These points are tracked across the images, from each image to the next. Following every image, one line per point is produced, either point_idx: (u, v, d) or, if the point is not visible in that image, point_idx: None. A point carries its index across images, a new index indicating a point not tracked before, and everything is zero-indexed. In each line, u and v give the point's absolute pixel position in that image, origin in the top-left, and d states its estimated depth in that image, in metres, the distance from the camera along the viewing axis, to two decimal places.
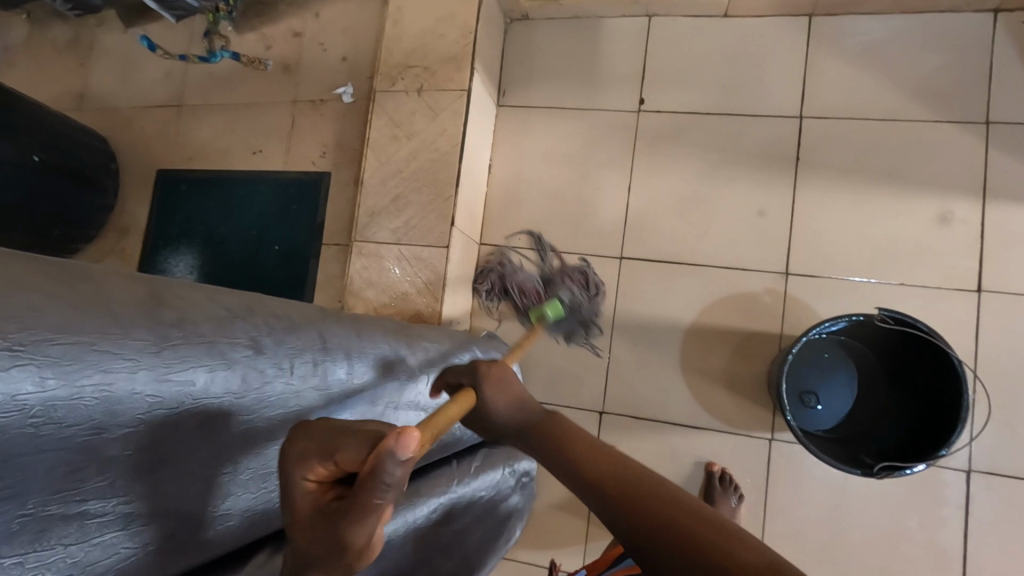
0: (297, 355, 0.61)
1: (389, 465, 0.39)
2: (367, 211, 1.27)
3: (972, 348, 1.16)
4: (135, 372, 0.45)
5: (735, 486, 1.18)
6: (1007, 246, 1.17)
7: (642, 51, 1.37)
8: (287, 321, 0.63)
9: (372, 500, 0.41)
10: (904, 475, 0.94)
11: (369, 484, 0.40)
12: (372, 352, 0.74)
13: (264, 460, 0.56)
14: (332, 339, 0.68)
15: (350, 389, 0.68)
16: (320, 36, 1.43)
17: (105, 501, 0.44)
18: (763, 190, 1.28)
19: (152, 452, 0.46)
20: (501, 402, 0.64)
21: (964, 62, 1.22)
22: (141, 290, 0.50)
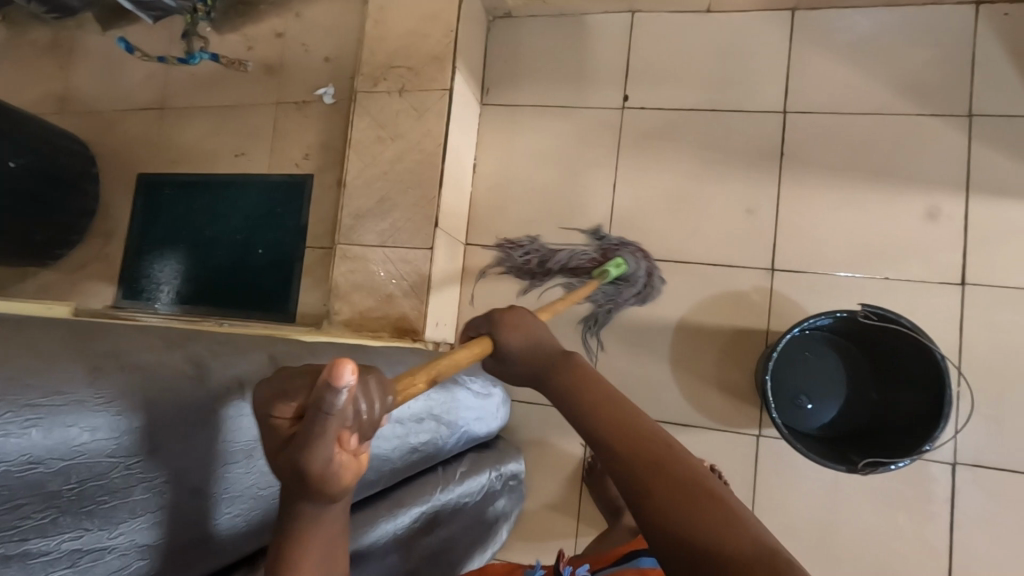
0: (243, 379, 0.62)
1: (327, 393, 0.38)
2: (352, 214, 1.26)
3: (956, 342, 1.16)
4: (68, 402, 0.45)
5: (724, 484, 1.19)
6: (991, 240, 1.17)
7: (627, 47, 1.37)
8: (232, 347, 0.65)
9: (322, 427, 0.39)
10: (888, 471, 0.95)
11: (315, 413, 0.39)
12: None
13: (221, 485, 0.57)
14: (282, 361, 0.69)
15: None
16: (302, 36, 1.41)
17: (48, 540, 0.44)
18: (749, 187, 1.28)
19: (96, 483, 0.47)
20: (517, 348, 0.64)
21: (948, 56, 1.22)
22: (66, 330, 0.52)
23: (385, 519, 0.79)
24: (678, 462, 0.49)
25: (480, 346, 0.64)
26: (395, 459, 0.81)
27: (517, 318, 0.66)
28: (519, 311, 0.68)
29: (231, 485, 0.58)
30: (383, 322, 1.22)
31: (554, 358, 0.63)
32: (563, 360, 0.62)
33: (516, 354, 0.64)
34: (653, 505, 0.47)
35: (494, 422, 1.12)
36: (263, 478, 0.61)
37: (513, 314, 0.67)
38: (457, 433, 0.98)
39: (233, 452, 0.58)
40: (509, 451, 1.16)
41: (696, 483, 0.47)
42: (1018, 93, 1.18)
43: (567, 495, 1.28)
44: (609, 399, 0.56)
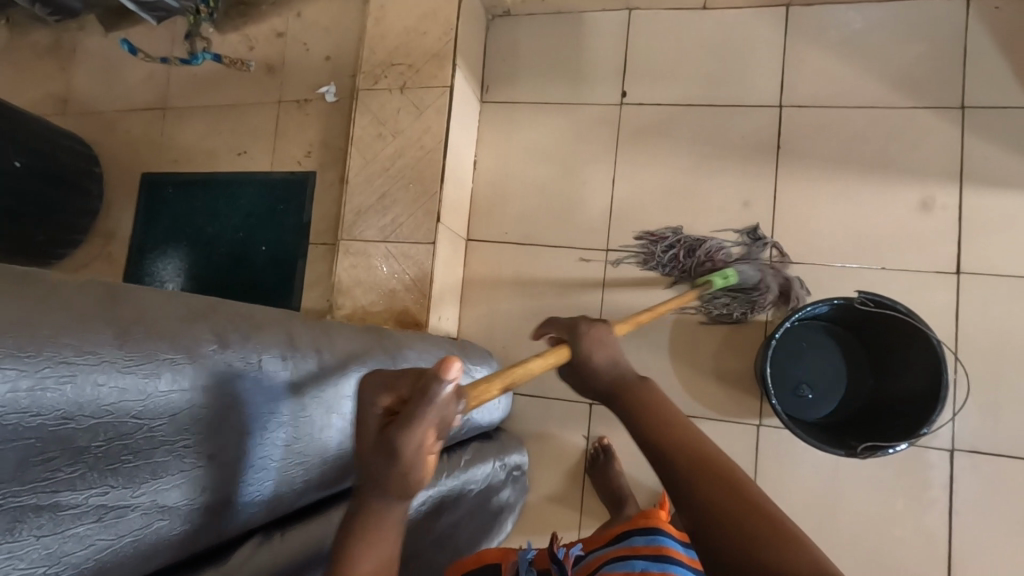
0: (265, 351, 0.61)
1: (435, 383, 0.51)
2: (354, 210, 1.27)
3: (952, 330, 1.18)
4: (99, 363, 0.45)
5: None
6: (985, 230, 1.19)
7: (624, 44, 1.39)
8: (254, 322, 0.63)
9: (423, 416, 0.51)
10: (886, 455, 0.96)
11: (417, 402, 0.51)
12: (344, 349, 0.74)
13: (240, 455, 0.57)
14: (299, 338, 0.67)
15: (326, 379, 0.68)
16: (303, 36, 1.43)
17: (77, 493, 0.45)
18: (747, 181, 1.30)
19: (122, 443, 0.47)
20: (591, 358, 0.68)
21: (940, 50, 1.24)
22: (97, 289, 0.51)
23: None
24: (739, 484, 0.51)
25: (559, 354, 0.69)
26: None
27: (600, 336, 0.70)
28: (605, 328, 0.71)
29: (249, 455, 0.58)
30: (385, 316, 1.23)
31: (628, 377, 0.65)
32: (640, 381, 0.64)
33: (591, 367, 0.68)
34: (708, 518, 0.50)
35: (496, 411, 1.14)
36: (279, 450, 0.61)
37: (600, 330, 0.70)
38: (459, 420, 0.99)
39: (252, 424, 0.58)
40: (511, 442, 1.18)
41: (756, 504, 0.49)
42: (1009, 86, 1.20)
43: (570, 487, 1.29)
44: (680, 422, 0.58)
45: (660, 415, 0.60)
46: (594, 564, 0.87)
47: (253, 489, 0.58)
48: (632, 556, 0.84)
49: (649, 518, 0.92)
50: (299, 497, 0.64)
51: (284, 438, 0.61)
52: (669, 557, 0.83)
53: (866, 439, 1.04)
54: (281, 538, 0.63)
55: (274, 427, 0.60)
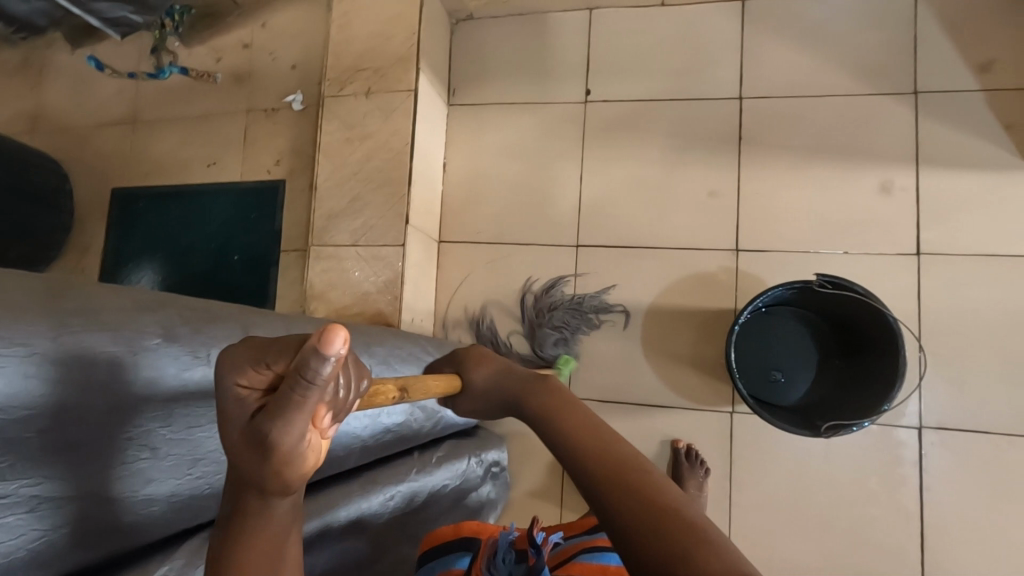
0: (218, 345, 0.61)
1: (313, 360, 0.37)
2: (324, 215, 1.28)
3: (916, 310, 1.20)
4: (28, 355, 0.45)
5: (701, 462, 1.21)
6: (944, 211, 1.21)
7: (587, 43, 1.41)
8: (210, 316, 0.64)
9: (301, 400, 0.39)
10: (850, 433, 0.98)
11: (294, 382, 0.38)
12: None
13: (185, 448, 0.57)
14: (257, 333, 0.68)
15: None
16: (269, 45, 1.44)
17: (5, 484, 0.45)
18: (712, 172, 1.32)
19: (54, 434, 0.47)
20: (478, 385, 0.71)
21: (893, 36, 1.27)
22: (37, 282, 0.51)
23: (359, 495, 0.78)
24: (657, 489, 0.46)
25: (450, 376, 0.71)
26: (373, 440, 0.81)
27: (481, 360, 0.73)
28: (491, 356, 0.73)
29: (196, 449, 0.58)
30: (359, 319, 1.23)
31: (524, 377, 0.66)
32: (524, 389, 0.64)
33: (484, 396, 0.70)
34: (621, 531, 0.44)
35: None
36: None
37: (480, 359, 0.73)
38: (426, 415, 0.94)
39: (199, 417, 0.58)
40: (489, 439, 1.19)
41: (677, 506, 0.44)
42: (960, 69, 1.23)
43: (550, 482, 1.30)
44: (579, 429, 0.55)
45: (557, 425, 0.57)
46: (573, 550, 0.87)
47: (201, 482, 0.58)
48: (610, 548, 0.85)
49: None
50: None
51: None
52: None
53: (831, 419, 1.06)
54: None
55: None
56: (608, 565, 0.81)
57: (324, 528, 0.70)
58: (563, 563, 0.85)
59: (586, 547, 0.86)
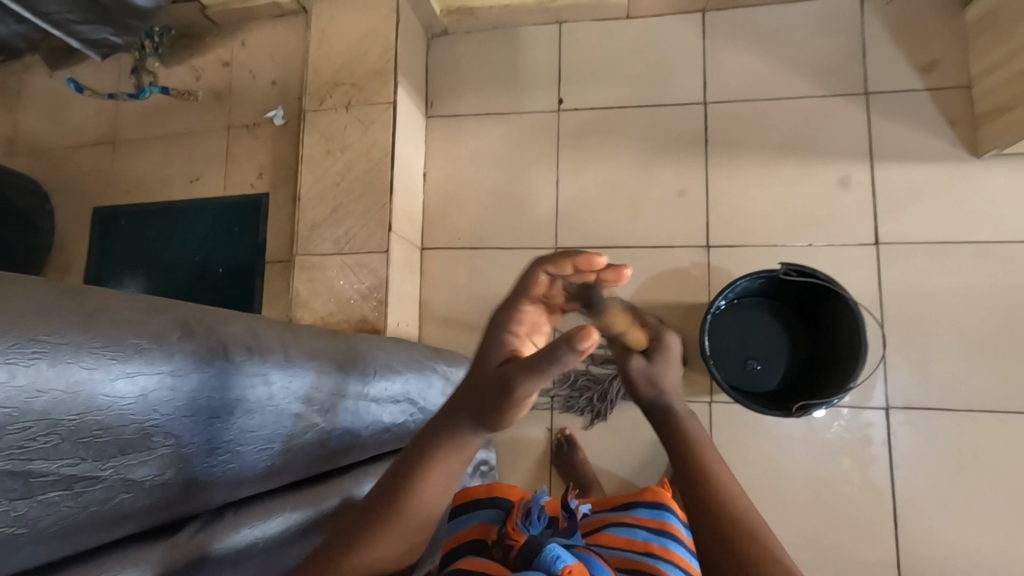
0: (230, 344, 0.65)
1: (569, 346, 0.49)
2: (308, 225, 1.31)
3: (877, 296, 1.26)
4: (66, 343, 0.48)
5: None
6: (898, 202, 1.28)
7: (557, 54, 1.47)
8: (217, 317, 0.67)
9: (548, 366, 0.51)
10: (818, 412, 1.04)
11: (550, 353, 0.50)
12: (310, 347, 0.78)
13: (206, 436, 0.59)
14: (263, 334, 0.71)
15: (289, 372, 0.72)
16: (248, 63, 1.47)
17: (48, 462, 0.47)
18: (681, 173, 1.38)
19: (92, 417, 0.49)
20: (646, 366, 0.69)
21: (842, 41, 1.35)
22: (62, 284, 0.53)
23: (351, 485, 0.83)
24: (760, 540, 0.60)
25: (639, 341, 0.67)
26: (366, 436, 0.85)
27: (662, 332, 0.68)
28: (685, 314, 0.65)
29: (215, 437, 0.60)
30: (344, 325, 1.26)
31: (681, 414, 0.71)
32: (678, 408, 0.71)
33: (645, 382, 0.70)
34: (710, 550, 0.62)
35: None
36: (242, 434, 0.64)
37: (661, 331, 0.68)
38: (417, 417, 0.96)
39: (219, 408, 0.61)
40: None
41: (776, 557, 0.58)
42: (905, 70, 1.32)
43: (537, 478, 1.33)
44: (698, 454, 0.68)
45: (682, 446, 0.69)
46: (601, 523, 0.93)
47: (216, 469, 0.61)
48: (636, 525, 0.89)
49: (657, 493, 0.96)
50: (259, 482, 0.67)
51: (250, 424, 0.65)
52: (671, 533, 0.88)
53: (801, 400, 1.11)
54: (234, 514, 0.65)
55: (241, 414, 0.64)
56: (633, 539, 0.85)
57: (313, 517, 0.74)
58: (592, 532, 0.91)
59: (614, 522, 0.91)
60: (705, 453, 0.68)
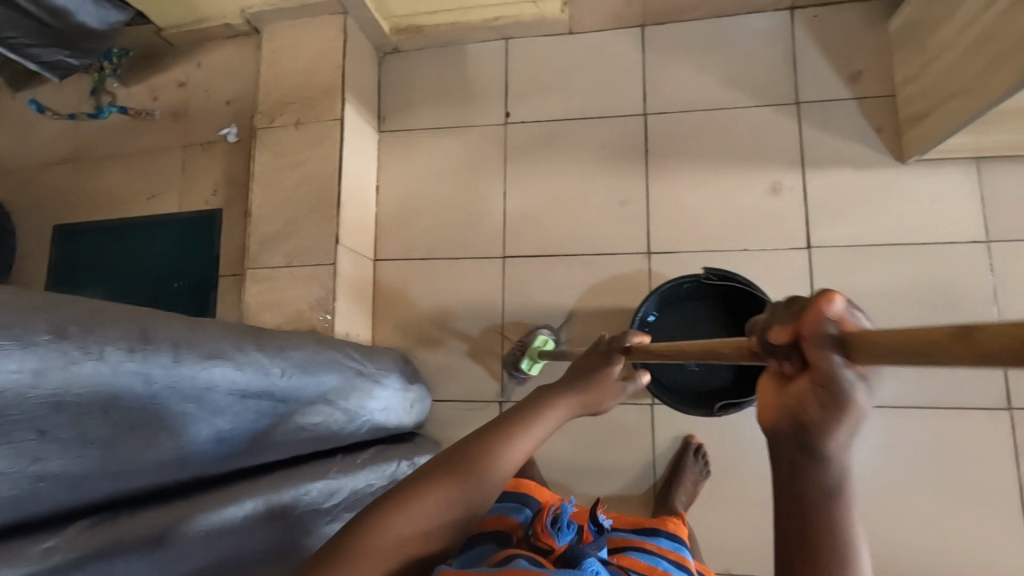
0: (110, 342, 0.62)
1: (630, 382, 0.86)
2: (259, 239, 1.35)
3: (809, 298, 1.31)
4: None
5: (705, 460, 1.27)
6: (828, 207, 1.34)
7: (504, 70, 1.52)
8: (105, 317, 0.64)
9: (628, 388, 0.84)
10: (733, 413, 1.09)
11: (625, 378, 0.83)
12: (212, 347, 0.75)
13: (77, 432, 0.59)
14: (155, 332, 0.68)
15: (183, 371, 0.69)
16: (203, 83, 1.51)
17: None
18: (623, 182, 1.43)
19: None
20: (860, 398, 0.40)
21: (774, 54, 1.40)
22: None
23: (277, 486, 0.82)
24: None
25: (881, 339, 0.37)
26: (284, 434, 0.84)
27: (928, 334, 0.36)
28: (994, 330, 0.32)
29: (87, 434, 0.59)
30: None
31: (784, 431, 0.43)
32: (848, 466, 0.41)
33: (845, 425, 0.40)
34: None
35: (405, 414, 1.19)
36: (120, 431, 0.62)
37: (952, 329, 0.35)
38: (342, 418, 0.97)
39: (90, 406, 0.60)
40: (423, 446, 1.26)
41: None
42: (834, 80, 1.37)
43: None
44: (842, 529, 0.39)
45: (822, 507, 0.40)
46: (624, 542, 1.01)
47: (89, 465, 0.60)
48: (659, 555, 0.97)
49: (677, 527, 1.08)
50: (147, 477, 0.66)
51: (130, 423, 0.63)
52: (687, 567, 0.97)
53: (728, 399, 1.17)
54: (128, 516, 0.63)
55: (118, 412, 0.62)
56: (655, 567, 0.93)
57: (221, 521, 0.72)
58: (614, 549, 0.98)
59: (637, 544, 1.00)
60: (851, 523, 0.39)
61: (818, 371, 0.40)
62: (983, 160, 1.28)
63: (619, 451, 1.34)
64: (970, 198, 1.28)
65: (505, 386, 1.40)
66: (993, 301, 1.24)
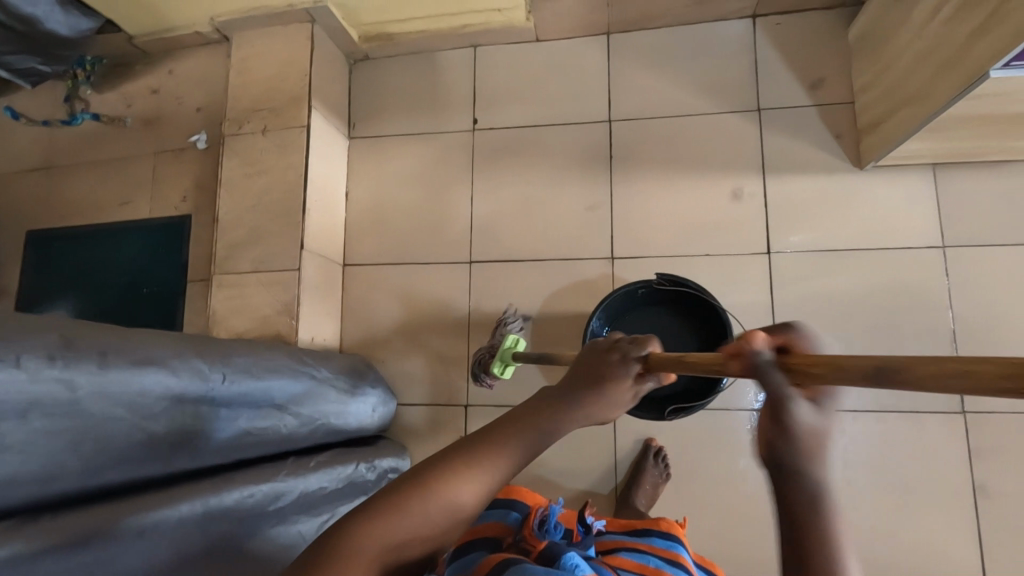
0: (27, 348, 0.63)
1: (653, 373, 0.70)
2: (226, 245, 1.37)
3: (768, 303, 1.33)
4: None
5: (666, 463, 1.29)
6: (788, 213, 1.35)
7: (472, 77, 1.53)
8: (24, 324, 0.65)
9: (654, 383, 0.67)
10: (684, 417, 1.11)
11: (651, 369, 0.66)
12: (141, 353, 0.76)
13: None
14: (78, 338, 0.70)
15: (108, 376, 0.71)
16: (175, 90, 1.53)
17: None
18: (589, 188, 1.44)
19: None
20: (819, 417, 0.44)
21: (737, 61, 1.42)
22: None
23: (219, 487, 0.84)
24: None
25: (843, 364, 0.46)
26: (224, 438, 0.86)
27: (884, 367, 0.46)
28: (956, 365, 0.41)
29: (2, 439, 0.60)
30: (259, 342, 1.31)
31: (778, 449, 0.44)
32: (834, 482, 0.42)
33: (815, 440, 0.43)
34: None
35: (364, 417, 1.22)
36: (39, 434, 0.63)
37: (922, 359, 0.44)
38: (291, 422, 1.00)
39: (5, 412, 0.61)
40: (385, 449, 1.28)
41: None
42: (794, 88, 1.38)
43: None
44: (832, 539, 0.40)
45: (809, 522, 0.40)
46: (616, 544, 1.03)
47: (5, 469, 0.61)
48: (649, 553, 0.99)
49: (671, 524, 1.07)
50: (71, 480, 0.67)
51: (49, 426, 0.64)
52: (682, 563, 0.97)
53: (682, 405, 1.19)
54: (51, 517, 0.64)
55: (36, 416, 0.63)
56: (646, 565, 0.95)
57: (155, 520, 0.73)
58: (606, 552, 1.01)
59: (629, 545, 1.01)
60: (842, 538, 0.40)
61: (772, 390, 0.47)
62: (939, 166, 1.31)
63: (582, 454, 1.35)
64: (923, 205, 1.30)
65: (471, 390, 1.41)
66: (947, 306, 1.27)
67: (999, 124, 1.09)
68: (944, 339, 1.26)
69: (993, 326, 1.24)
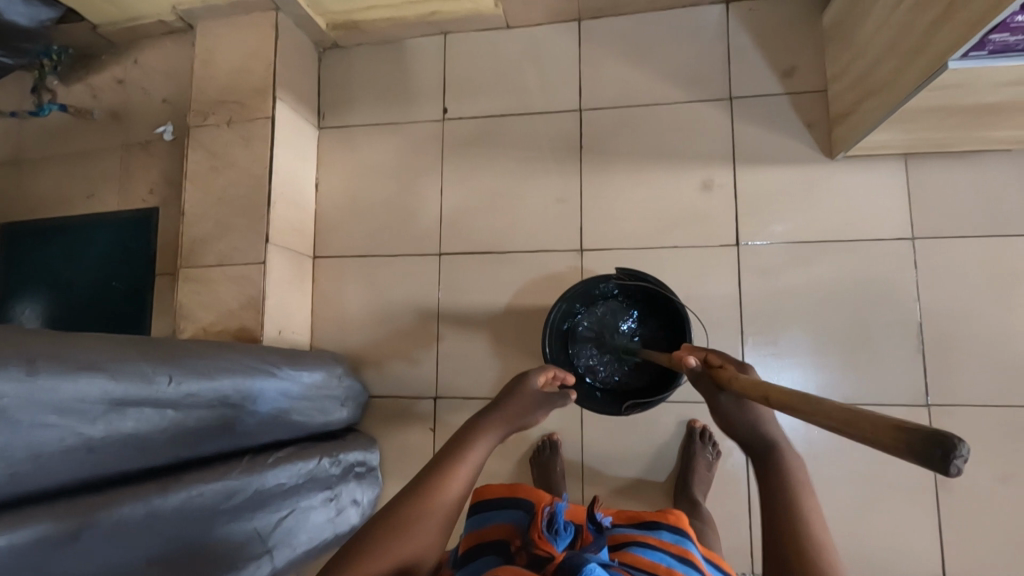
0: None
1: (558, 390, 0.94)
2: (192, 239, 1.36)
3: (735, 294, 1.32)
4: None
5: (714, 443, 1.27)
6: (757, 203, 1.34)
7: (442, 66, 1.51)
8: None
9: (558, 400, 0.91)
10: (640, 412, 1.14)
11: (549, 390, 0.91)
12: (78, 358, 0.76)
13: None
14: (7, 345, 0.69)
15: (39, 386, 0.71)
16: (141, 81, 1.52)
17: None
18: (559, 180, 1.42)
19: None
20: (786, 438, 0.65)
21: (711, 48, 1.39)
22: None
23: (167, 488, 0.84)
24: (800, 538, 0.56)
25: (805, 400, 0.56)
26: (171, 438, 0.87)
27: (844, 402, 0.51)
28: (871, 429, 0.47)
29: None
30: (224, 335, 1.32)
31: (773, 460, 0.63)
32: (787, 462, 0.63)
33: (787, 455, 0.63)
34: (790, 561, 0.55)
35: (328, 414, 1.22)
36: None
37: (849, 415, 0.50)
38: (247, 419, 1.01)
39: None
40: (351, 443, 1.28)
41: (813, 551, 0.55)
42: (767, 75, 1.36)
43: None
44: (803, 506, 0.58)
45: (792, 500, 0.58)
46: (626, 539, 0.98)
47: None
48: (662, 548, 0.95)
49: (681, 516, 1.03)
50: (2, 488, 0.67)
51: None
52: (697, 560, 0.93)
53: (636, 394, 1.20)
54: None
55: None
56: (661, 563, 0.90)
57: (93, 522, 0.74)
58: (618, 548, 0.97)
59: (639, 539, 0.97)
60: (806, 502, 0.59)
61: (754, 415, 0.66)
62: (912, 157, 1.29)
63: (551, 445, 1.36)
64: (895, 195, 1.29)
65: (440, 382, 1.41)
66: (915, 299, 1.26)
67: (967, 114, 1.07)
68: (913, 332, 1.25)
69: (959, 320, 1.24)
